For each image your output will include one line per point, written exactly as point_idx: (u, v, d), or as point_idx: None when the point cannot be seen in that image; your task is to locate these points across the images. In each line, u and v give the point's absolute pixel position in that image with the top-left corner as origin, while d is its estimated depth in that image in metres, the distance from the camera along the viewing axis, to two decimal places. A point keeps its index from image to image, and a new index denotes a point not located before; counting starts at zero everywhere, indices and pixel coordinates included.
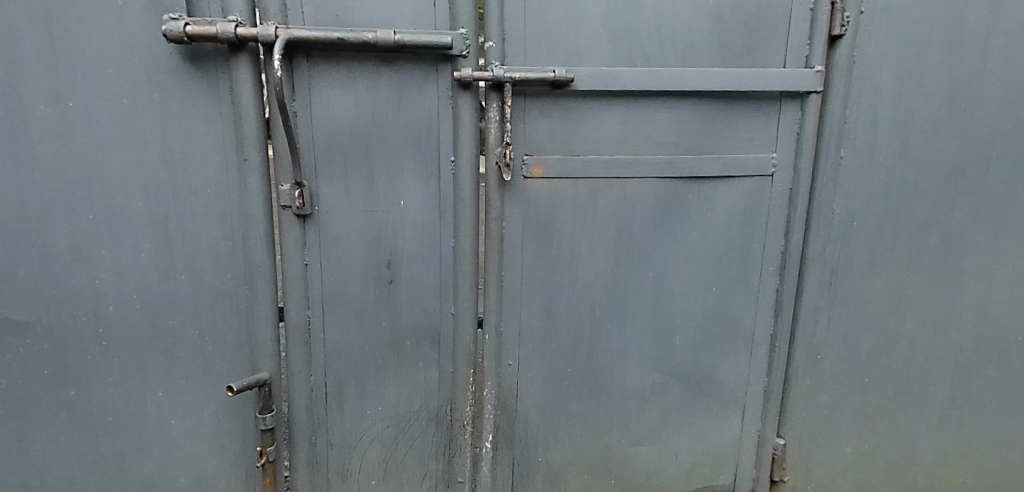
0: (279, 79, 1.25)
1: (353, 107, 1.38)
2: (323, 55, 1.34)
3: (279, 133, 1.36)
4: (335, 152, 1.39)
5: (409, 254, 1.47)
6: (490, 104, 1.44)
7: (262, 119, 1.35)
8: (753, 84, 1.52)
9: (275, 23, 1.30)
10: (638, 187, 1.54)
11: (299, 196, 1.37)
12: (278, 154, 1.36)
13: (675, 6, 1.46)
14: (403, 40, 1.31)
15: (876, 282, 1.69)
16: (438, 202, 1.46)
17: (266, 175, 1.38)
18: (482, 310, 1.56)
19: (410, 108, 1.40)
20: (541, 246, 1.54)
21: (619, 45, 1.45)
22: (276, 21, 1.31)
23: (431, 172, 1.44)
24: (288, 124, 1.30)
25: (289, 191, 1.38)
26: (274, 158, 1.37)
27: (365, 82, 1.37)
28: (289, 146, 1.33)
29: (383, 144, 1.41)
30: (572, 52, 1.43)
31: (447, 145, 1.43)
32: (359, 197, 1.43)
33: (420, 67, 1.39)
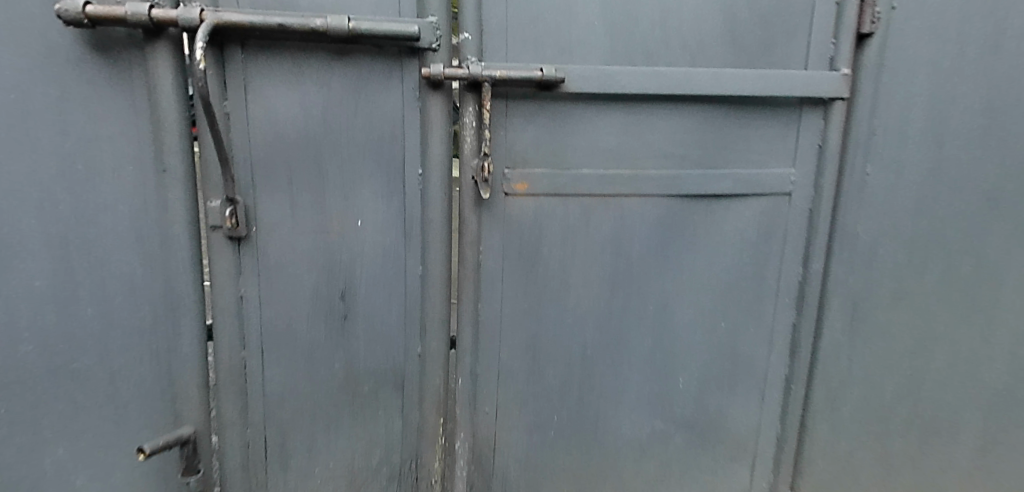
0: (201, 73, 0.99)
1: (299, 109, 1.14)
2: (262, 45, 1.10)
3: (208, 140, 1.11)
4: (278, 163, 1.15)
5: (368, 283, 1.25)
6: (465, 107, 1.21)
7: (186, 124, 1.11)
8: (771, 89, 1.32)
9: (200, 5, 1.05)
10: (637, 206, 1.33)
11: (230, 215, 1.13)
12: (208, 165, 1.12)
13: None
14: (359, 29, 1.07)
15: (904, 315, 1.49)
16: (404, 222, 1.23)
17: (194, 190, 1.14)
18: (454, 329, 1.33)
19: (369, 111, 1.17)
20: (524, 274, 1.31)
21: (618, 40, 1.23)
22: (202, 2, 1.06)
23: (394, 186, 1.21)
24: (215, 129, 1.05)
25: (219, 208, 1.13)
26: (202, 169, 1.13)
27: (313, 79, 1.13)
28: (218, 156, 1.08)
29: (335, 153, 1.17)
30: (562, 48, 1.21)
31: (414, 155, 1.20)
32: (306, 217, 1.19)
33: (380, 62, 1.15)
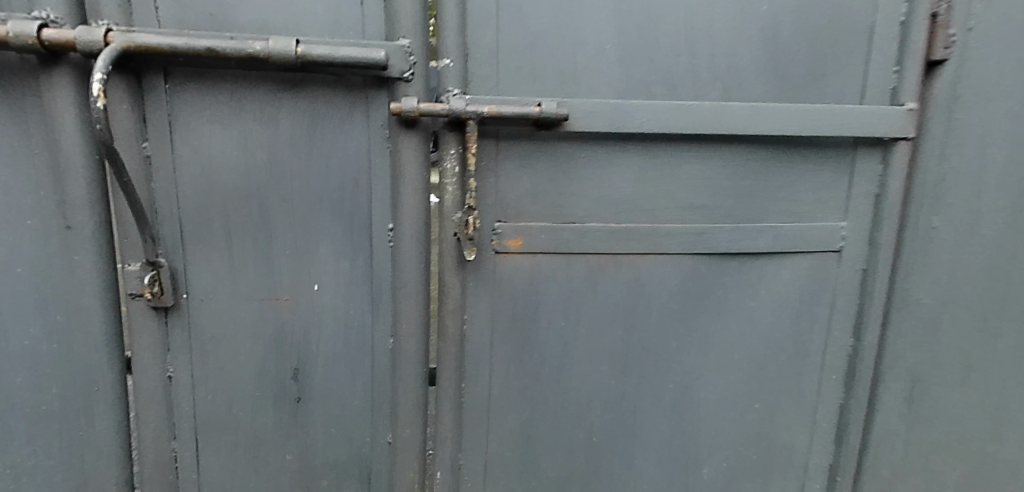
0: (99, 112, 0.77)
1: (238, 152, 0.92)
2: (190, 73, 0.88)
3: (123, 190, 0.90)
4: (213, 217, 0.94)
5: (327, 359, 1.03)
6: (446, 149, 0.97)
7: (96, 170, 0.89)
8: (821, 127, 1.08)
9: (109, 23, 0.84)
10: (655, 267, 1.10)
11: (150, 284, 0.91)
12: (122, 221, 0.91)
13: (715, 14, 1.01)
14: (309, 55, 0.84)
15: (993, 406, 1.18)
16: (371, 287, 1.01)
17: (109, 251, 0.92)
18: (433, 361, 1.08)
19: (325, 154, 0.94)
20: (517, 348, 1.09)
21: (634, 67, 1.00)
22: (112, 20, 0.85)
23: (358, 244, 1.00)
24: (124, 181, 0.83)
25: (137, 274, 0.91)
26: (117, 225, 0.91)
27: (255, 115, 0.91)
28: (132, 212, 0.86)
29: (285, 204, 0.95)
30: (565, 76, 0.99)
31: (383, 207, 0.98)
32: (250, 281, 0.98)
33: (339, 94, 0.92)
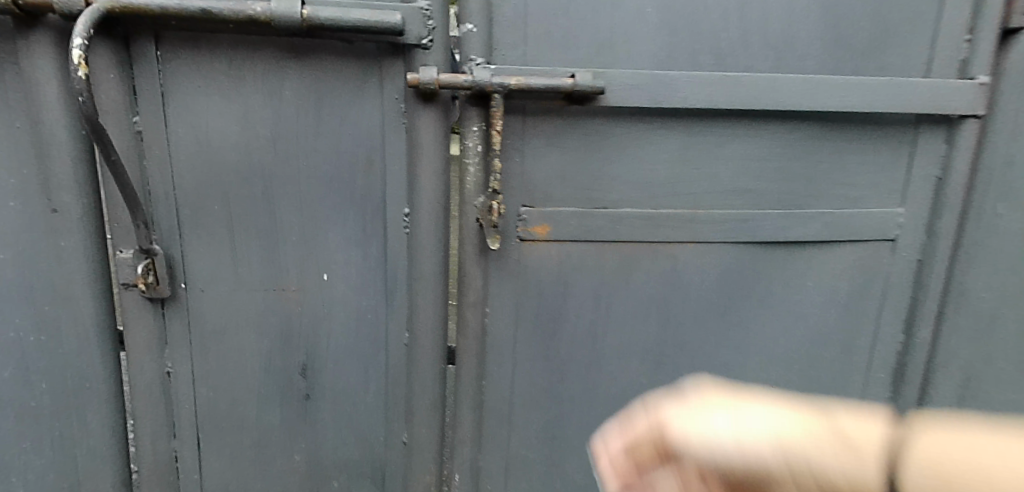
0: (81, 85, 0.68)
1: (238, 128, 0.82)
2: (183, 38, 0.77)
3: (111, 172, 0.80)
4: (212, 200, 0.85)
5: (338, 354, 0.95)
6: (468, 125, 0.88)
7: (80, 149, 0.78)
8: (882, 103, 0.97)
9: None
10: (693, 256, 1.01)
11: (144, 274, 0.82)
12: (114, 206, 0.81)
13: None
14: (316, 19, 0.74)
15: None
16: (385, 277, 0.94)
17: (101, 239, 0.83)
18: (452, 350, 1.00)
19: (335, 131, 0.85)
20: (542, 343, 1.01)
21: (677, 35, 0.89)
22: None
23: (372, 230, 0.91)
24: (113, 162, 0.74)
25: (130, 262, 0.83)
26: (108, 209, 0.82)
27: (257, 86, 0.81)
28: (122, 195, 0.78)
29: (290, 186, 0.86)
30: (601, 44, 0.88)
31: (399, 190, 0.89)
32: (254, 270, 0.89)
33: (350, 64, 0.82)
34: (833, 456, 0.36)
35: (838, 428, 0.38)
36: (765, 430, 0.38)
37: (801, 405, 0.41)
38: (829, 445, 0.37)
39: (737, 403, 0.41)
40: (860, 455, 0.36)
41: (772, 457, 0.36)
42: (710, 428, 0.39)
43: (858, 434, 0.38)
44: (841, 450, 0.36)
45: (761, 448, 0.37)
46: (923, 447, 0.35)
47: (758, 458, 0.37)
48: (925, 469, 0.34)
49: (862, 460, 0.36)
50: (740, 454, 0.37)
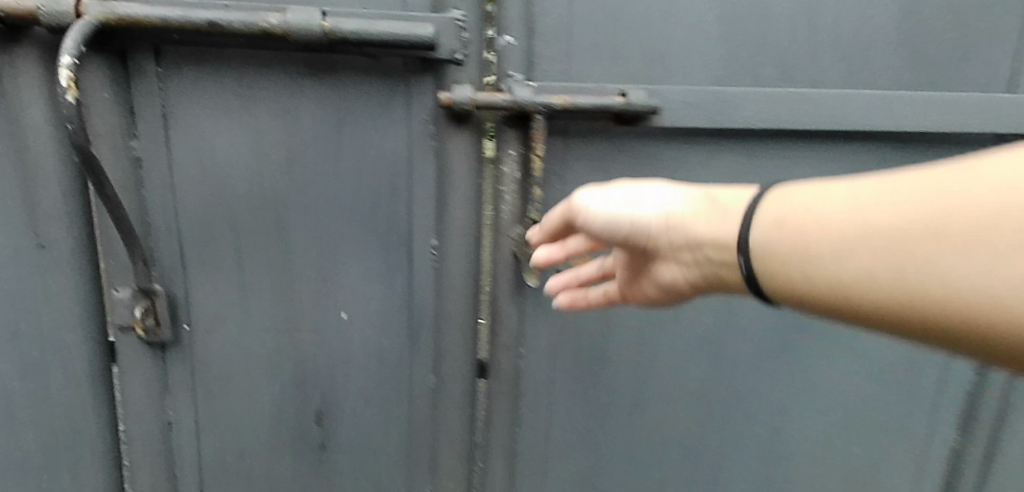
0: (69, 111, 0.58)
1: (250, 153, 0.73)
2: (187, 53, 0.68)
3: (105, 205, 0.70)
4: (219, 233, 0.75)
5: (358, 399, 0.86)
6: (506, 149, 0.78)
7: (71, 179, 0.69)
8: (968, 122, 0.86)
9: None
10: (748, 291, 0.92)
11: (142, 318, 0.73)
12: (107, 241, 0.72)
13: None
14: (338, 31, 0.64)
15: None
16: (410, 315, 0.84)
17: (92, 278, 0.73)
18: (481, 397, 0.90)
19: (356, 155, 0.76)
20: (581, 385, 0.92)
21: (739, 47, 0.80)
22: None
23: (396, 264, 0.82)
24: (108, 197, 0.64)
25: (126, 305, 0.73)
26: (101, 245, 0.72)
27: (270, 107, 0.71)
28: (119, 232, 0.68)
29: (306, 217, 0.77)
30: (653, 58, 0.78)
31: (427, 220, 0.80)
32: (265, 309, 0.80)
33: (374, 81, 0.73)
34: (704, 220, 0.58)
35: (711, 198, 0.59)
36: (658, 213, 0.60)
37: (698, 190, 0.60)
38: (700, 213, 0.58)
39: (634, 188, 0.62)
40: (729, 221, 0.56)
41: (659, 225, 0.60)
42: (607, 203, 0.62)
43: (729, 208, 0.57)
44: (705, 217, 0.58)
45: (651, 219, 0.60)
46: (769, 207, 0.53)
47: (644, 223, 0.60)
48: (769, 228, 0.53)
49: (729, 224, 0.56)
50: (632, 220, 0.61)
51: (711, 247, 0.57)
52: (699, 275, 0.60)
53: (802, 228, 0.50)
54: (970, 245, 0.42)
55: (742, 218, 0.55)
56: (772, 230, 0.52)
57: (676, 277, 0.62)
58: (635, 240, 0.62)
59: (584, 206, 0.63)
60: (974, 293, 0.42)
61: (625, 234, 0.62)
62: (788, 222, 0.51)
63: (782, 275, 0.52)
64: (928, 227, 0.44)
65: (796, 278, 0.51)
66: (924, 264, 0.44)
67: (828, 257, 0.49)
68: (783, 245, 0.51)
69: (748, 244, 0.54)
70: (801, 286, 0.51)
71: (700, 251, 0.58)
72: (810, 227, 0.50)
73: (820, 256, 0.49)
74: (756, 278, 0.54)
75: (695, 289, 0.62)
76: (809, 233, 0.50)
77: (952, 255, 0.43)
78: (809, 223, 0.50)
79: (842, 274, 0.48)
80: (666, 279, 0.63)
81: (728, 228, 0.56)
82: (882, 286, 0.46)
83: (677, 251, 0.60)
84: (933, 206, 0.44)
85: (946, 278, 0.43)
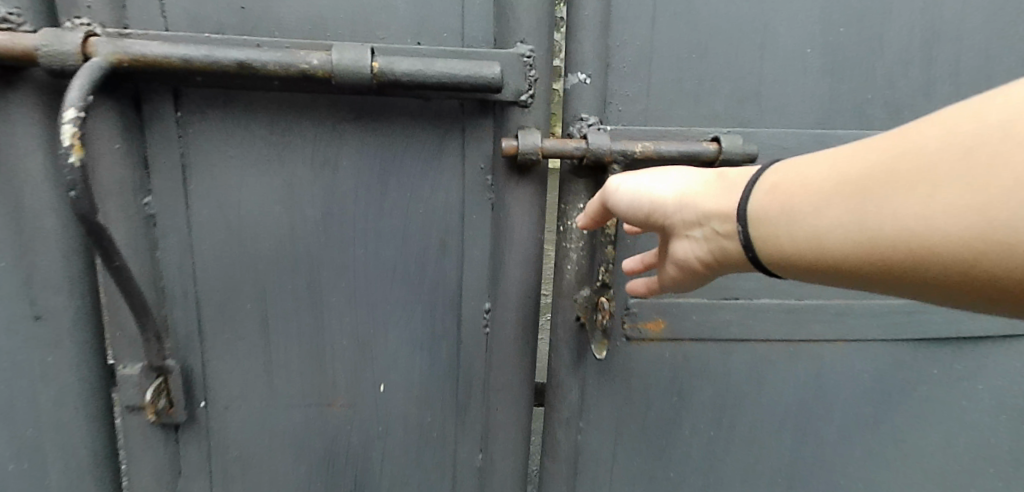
0: (72, 173, 0.47)
1: (280, 208, 0.62)
2: (211, 96, 0.58)
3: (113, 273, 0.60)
4: (242, 300, 0.64)
5: (396, 484, 0.74)
6: (573, 202, 0.68)
7: (77, 240, 0.59)
8: None
9: (89, 23, 0.53)
10: (840, 356, 0.81)
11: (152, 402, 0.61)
12: (115, 310, 0.60)
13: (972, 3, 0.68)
14: (391, 73, 0.55)
15: None
16: (458, 390, 0.72)
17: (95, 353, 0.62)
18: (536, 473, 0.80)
19: (403, 207, 0.65)
20: (648, 461, 0.81)
21: (843, 84, 0.69)
22: (95, 15, 0.53)
23: (444, 330, 0.70)
24: (117, 271, 0.53)
25: (133, 387, 0.61)
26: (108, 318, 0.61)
27: (305, 156, 0.61)
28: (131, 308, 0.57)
29: (342, 278, 0.66)
30: (745, 97, 0.68)
31: (482, 280, 0.69)
32: (291, 385, 0.68)
33: (426, 126, 0.63)
34: (713, 195, 0.52)
35: (720, 175, 0.53)
36: (671, 189, 0.54)
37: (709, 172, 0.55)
38: (710, 188, 0.52)
39: (659, 173, 0.57)
40: (732, 192, 0.50)
41: (670, 202, 0.54)
42: (637, 180, 0.56)
43: (734, 180, 0.51)
44: (708, 191, 0.52)
45: (666, 196, 0.54)
46: (761, 177, 0.48)
47: (661, 202, 0.54)
48: (751, 187, 0.49)
49: (733, 194, 0.50)
50: (650, 199, 0.55)
51: (719, 220, 0.51)
52: (706, 254, 0.53)
53: (789, 189, 0.46)
54: (921, 184, 0.40)
55: (743, 187, 0.50)
56: (763, 196, 0.47)
57: (688, 256, 0.54)
58: (654, 219, 0.55)
59: (617, 187, 0.57)
60: (934, 231, 0.39)
61: (646, 214, 0.55)
62: (780, 186, 0.47)
63: (770, 241, 0.47)
64: (892, 171, 0.41)
65: (782, 241, 0.46)
66: (891, 209, 0.41)
67: (810, 213, 0.45)
68: (772, 208, 0.47)
69: (745, 211, 0.48)
70: (788, 246, 0.46)
71: (706, 224, 0.52)
72: (796, 188, 0.46)
73: (804, 213, 0.45)
74: (752, 245, 0.48)
75: (710, 271, 0.54)
76: (793, 192, 0.46)
77: (918, 196, 0.40)
78: (795, 184, 0.46)
79: (819, 229, 0.44)
80: (678, 258, 0.55)
81: (733, 198, 0.50)
82: (850, 237, 0.43)
83: (689, 227, 0.53)
84: (901, 151, 0.41)
85: (909, 220, 0.40)
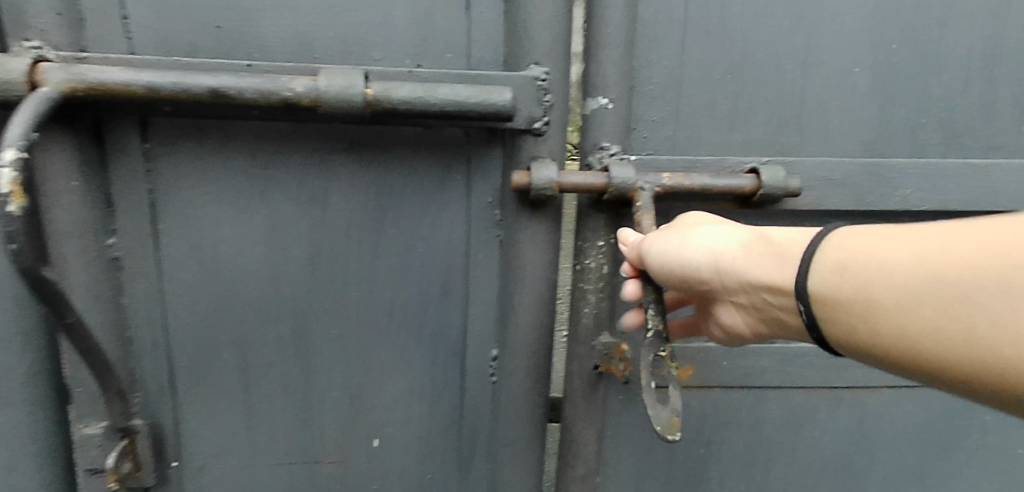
0: (17, 220, 0.41)
1: (262, 248, 0.55)
2: (184, 126, 0.52)
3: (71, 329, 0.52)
4: (220, 349, 0.57)
5: None
6: (591, 238, 0.61)
7: (24, 291, 0.51)
8: None
9: (40, 47, 0.46)
10: (885, 404, 0.73)
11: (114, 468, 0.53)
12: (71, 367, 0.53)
13: None
14: (385, 100, 0.48)
15: None
16: (462, 444, 0.65)
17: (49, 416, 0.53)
18: None
19: (400, 245, 0.58)
20: None
21: (898, 107, 0.61)
22: (45, 36, 0.46)
23: (447, 380, 0.63)
24: (71, 329, 0.46)
25: (94, 451, 0.54)
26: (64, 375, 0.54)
27: (289, 191, 0.54)
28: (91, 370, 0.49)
29: (333, 326, 0.59)
30: (785, 124, 0.60)
31: (489, 326, 0.61)
32: (277, 440, 0.61)
33: (426, 156, 0.56)
34: (760, 263, 0.44)
35: (762, 234, 0.46)
36: (704, 252, 0.46)
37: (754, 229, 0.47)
38: (754, 252, 0.45)
39: (682, 228, 0.49)
40: (785, 263, 0.43)
41: (706, 267, 0.46)
42: (668, 236, 0.48)
43: (784, 247, 0.44)
44: (752, 257, 0.45)
45: (699, 259, 0.46)
46: (824, 252, 0.41)
47: (693, 265, 0.46)
48: (821, 257, 0.41)
49: (785, 265, 0.43)
50: (681, 263, 0.46)
51: (769, 291, 0.44)
52: (757, 322, 0.48)
53: (864, 274, 0.39)
54: None
55: (800, 258, 0.42)
56: (830, 277, 0.40)
57: (737, 323, 0.50)
58: (688, 285, 0.48)
59: (648, 245, 0.48)
60: None
61: (678, 279, 0.47)
62: (852, 269, 0.39)
63: (842, 330, 0.40)
64: (1003, 280, 0.34)
65: (857, 330, 0.39)
66: (999, 324, 0.34)
67: (894, 305, 0.37)
68: (844, 294, 0.39)
69: (807, 290, 0.41)
70: (865, 338, 0.39)
71: (754, 294, 0.45)
72: (873, 273, 0.38)
73: (886, 304, 0.38)
74: (818, 325, 0.41)
75: (760, 337, 0.49)
76: (870, 278, 0.38)
77: None
78: (871, 269, 0.38)
79: (905, 327, 0.37)
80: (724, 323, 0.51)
81: (788, 272, 0.43)
82: (941, 342, 0.36)
83: (732, 293, 0.47)
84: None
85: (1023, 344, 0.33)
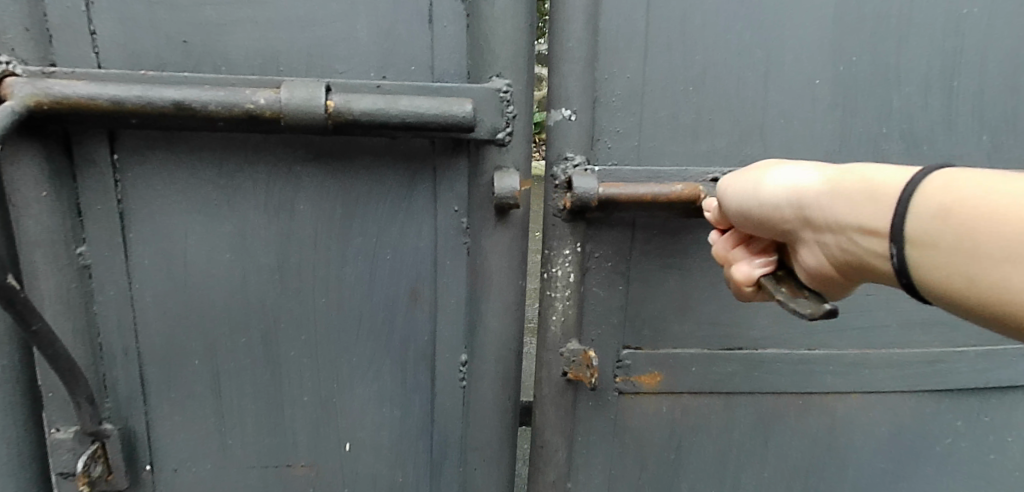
0: None
1: (230, 256, 0.56)
2: (153, 137, 0.53)
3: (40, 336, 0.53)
4: (190, 355, 0.58)
5: None
6: (558, 248, 0.63)
7: None
8: None
9: (10, 62, 0.47)
10: (854, 410, 0.73)
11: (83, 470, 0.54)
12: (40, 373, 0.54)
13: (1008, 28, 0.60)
14: (345, 113, 0.50)
15: None
16: (432, 450, 0.65)
17: (21, 420, 0.55)
18: None
19: (368, 253, 0.59)
20: None
21: (860, 117, 0.62)
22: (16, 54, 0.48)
23: (416, 385, 0.63)
24: (36, 338, 0.47)
25: (64, 453, 0.55)
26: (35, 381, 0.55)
27: (257, 199, 0.55)
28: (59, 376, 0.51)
29: (302, 331, 0.60)
30: (747, 135, 0.61)
31: (457, 333, 0.62)
32: (248, 444, 0.62)
33: (392, 166, 0.57)
34: (847, 201, 0.40)
35: (861, 172, 0.40)
36: (783, 188, 0.44)
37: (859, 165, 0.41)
38: (845, 192, 0.41)
39: (768, 170, 0.47)
40: (880, 204, 0.38)
41: (788, 206, 0.44)
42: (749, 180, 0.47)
43: (882, 183, 0.39)
44: (841, 201, 0.40)
45: (778, 197, 0.45)
46: (926, 194, 0.36)
47: (770, 202, 0.45)
48: (925, 205, 0.36)
49: (880, 209, 0.38)
50: (761, 203, 0.46)
51: (858, 233, 0.40)
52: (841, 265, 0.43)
53: (968, 221, 0.34)
54: None
55: (893, 198, 0.37)
56: (929, 220, 0.35)
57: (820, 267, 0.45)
58: (765, 223, 0.47)
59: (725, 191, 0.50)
60: None
61: (757, 220, 0.47)
62: (956, 212, 0.34)
63: (939, 277, 0.35)
64: None
65: (951, 278, 0.35)
66: None
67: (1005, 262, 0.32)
68: (945, 238, 0.34)
69: (903, 232, 0.37)
70: (962, 288, 0.35)
71: (840, 235, 0.41)
72: (975, 221, 0.33)
73: (989, 255, 0.33)
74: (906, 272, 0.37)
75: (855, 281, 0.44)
76: (973, 221, 0.33)
77: None
78: (983, 212, 0.33)
79: (1005, 275, 0.32)
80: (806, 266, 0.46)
81: (875, 211, 0.38)
82: None
83: (818, 232, 0.43)
84: None
85: None
